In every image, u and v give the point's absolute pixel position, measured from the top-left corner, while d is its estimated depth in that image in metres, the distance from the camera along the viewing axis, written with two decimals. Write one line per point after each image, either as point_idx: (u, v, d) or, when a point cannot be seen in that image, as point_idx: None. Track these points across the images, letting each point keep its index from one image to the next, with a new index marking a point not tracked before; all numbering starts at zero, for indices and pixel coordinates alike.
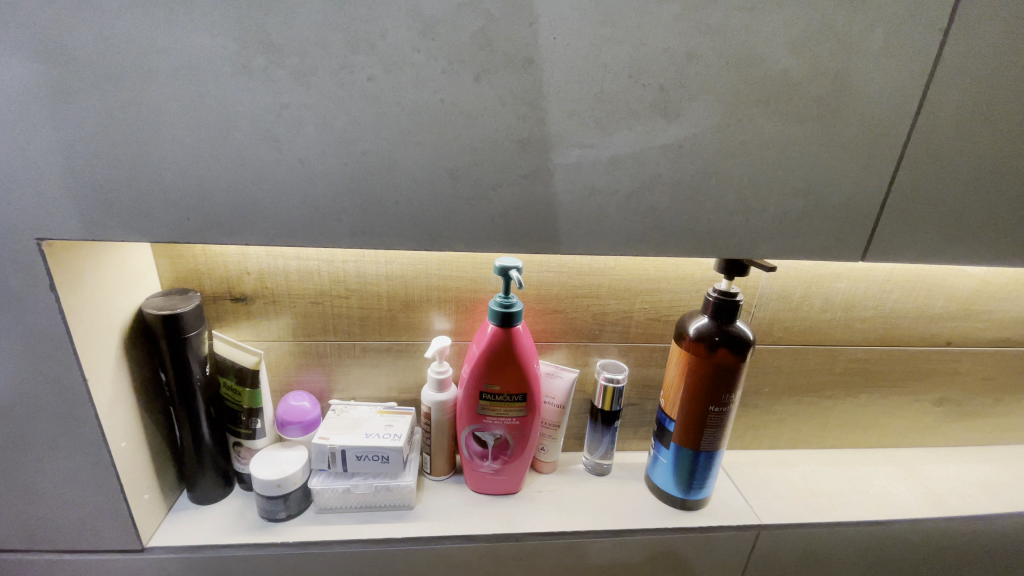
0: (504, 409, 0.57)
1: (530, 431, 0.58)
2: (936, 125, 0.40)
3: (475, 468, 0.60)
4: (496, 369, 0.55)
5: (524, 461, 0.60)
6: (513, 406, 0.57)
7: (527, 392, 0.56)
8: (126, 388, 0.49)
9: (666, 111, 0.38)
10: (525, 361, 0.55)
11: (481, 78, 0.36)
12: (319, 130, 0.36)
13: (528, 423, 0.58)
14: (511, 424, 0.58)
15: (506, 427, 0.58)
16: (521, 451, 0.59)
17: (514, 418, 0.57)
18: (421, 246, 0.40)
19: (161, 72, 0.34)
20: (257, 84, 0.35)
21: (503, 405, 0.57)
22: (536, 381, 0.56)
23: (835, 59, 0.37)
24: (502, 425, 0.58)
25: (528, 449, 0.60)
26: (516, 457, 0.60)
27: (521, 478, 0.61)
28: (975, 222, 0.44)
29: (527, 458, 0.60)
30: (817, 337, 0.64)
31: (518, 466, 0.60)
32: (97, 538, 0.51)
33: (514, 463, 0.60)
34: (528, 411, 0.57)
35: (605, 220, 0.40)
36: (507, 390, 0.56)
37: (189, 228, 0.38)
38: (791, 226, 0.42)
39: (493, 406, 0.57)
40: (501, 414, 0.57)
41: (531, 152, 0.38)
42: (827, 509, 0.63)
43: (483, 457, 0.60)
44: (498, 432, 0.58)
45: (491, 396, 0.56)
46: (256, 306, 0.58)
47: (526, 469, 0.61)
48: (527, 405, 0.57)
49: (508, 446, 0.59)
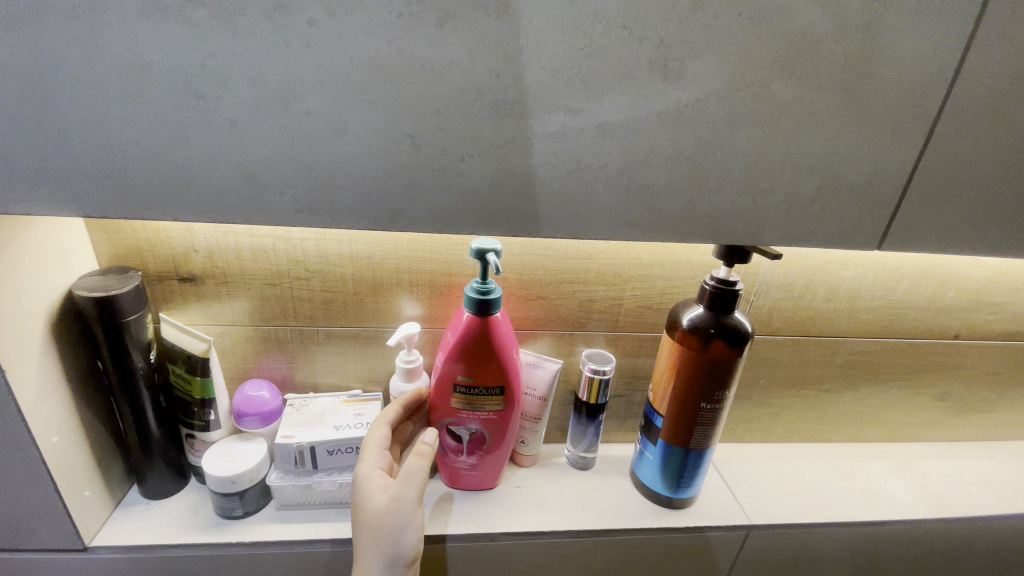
0: (481, 403, 0.52)
1: (509, 425, 0.54)
2: (976, 95, 0.35)
3: (449, 463, 0.56)
4: (471, 360, 0.50)
5: (502, 456, 0.56)
6: (490, 399, 0.52)
7: (506, 384, 0.52)
8: (56, 378, 0.44)
9: (666, 70, 0.32)
10: (503, 352, 0.50)
11: (445, 24, 0.30)
12: (252, 86, 0.30)
13: (507, 417, 0.54)
14: (488, 418, 0.53)
15: (482, 422, 0.53)
16: (499, 446, 0.55)
17: (492, 412, 0.53)
18: (379, 226, 0.35)
19: (50, 8, 0.28)
20: (173, 27, 0.29)
21: (479, 399, 0.52)
22: (515, 372, 0.52)
23: (867, 12, 0.32)
24: (477, 419, 0.53)
25: (507, 444, 0.56)
26: (494, 452, 0.56)
27: (499, 473, 0.58)
28: (1008, 208, 0.39)
29: (506, 453, 0.56)
30: (818, 328, 0.60)
31: (496, 461, 0.56)
32: (33, 538, 0.47)
33: (491, 458, 0.56)
34: (507, 405, 0.53)
35: (591, 199, 0.35)
36: (483, 383, 0.51)
37: (107, 202, 0.33)
38: (804, 209, 0.37)
39: (468, 400, 0.52)
40: (477, 408, 0.53)
41: (506, 117, 0.32)
42: (821, 508, 0.60)
43: (458, 452, 0.56)
44: (473, 427, 0.54)
45: (466, 389, 0.51)
46: (208, 287, 0.52)
47: (505, 464, 0.57)
48: (505, 398, 0.52)
49: (485, 441, 0.55)
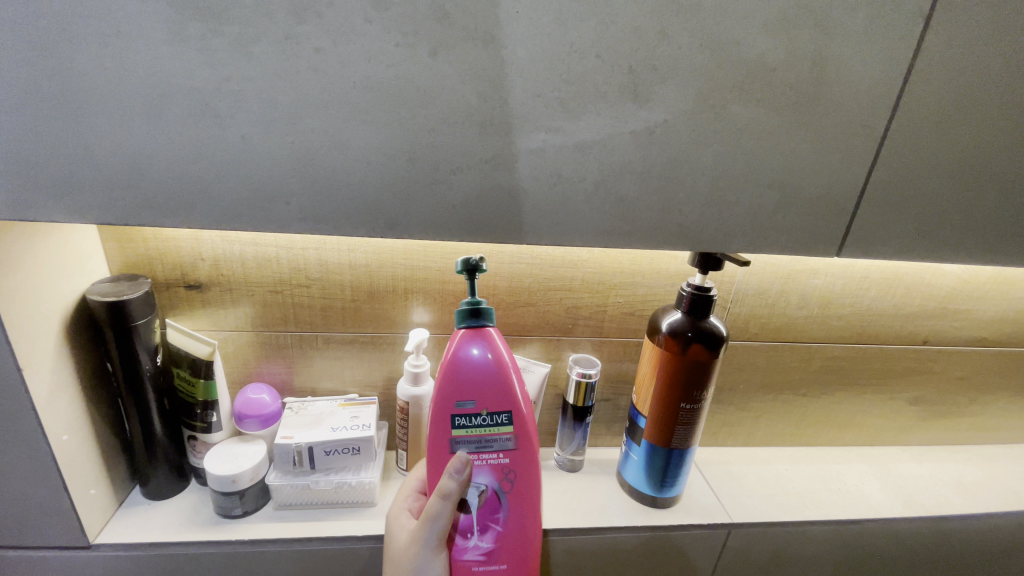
0: (487, 439, 0.47)
1: (526, 476, 0.47)
2: (917, 116, 0.39)
3: (456, 557, 0.47)
4: (471, 379, 0.46)
5: (521, 531, 0.48)
6: (497, 432, 0.47)
7: (511, 411, 0.46)
8: (67, 378, 0.46)
9: (636, 93, 0.36)
10: (500, 370, 0.46)
11: (438, 53, 0.33)
12: (263, 106, 0.34)
13: (522, 462, 0.47)
14: (498, 463, 0.47)
15: (493, 470, 0.47)
16: (513, 512, 0.48)
17: (502, 452, 0.47)
18: (377, 233, 0.38)
19: (86, 38, 0.31)
20: (194, 54, 0.32)
21: (484, 433, 0.46)
22: (519, 396, 0.47)
23: (813, 43, 0.36)
24: (487, 468, 0.47)
25: (523, 509, 0.48)
26: (510, 523, 0.48)
27: (523, 562, 0.49)
28: (954, 219, 0.43)
29: (526, 525, 0.48)
30: (793, 333, 0.63)
31: (517, 526, 0.48)
32: (39, 535, 0.49)
33: (507, 533, 0.48)
34: (520, 442, 0.47)
35: (571, 209, 0.38)
36: (487, 409, 0.46)
37: (126, 211, 0.36)
38: (766, 219, 0.41)
39: (472, 438, 0.46)
40: (483, 449, 0.47)
41: (493, 135, 0.36)
42: (800, 508, 0.62)
43: (467, 532, 0.47)
44: (483, 481, 0.47)
45: (467, 420, 0.46)
46: (212, 294, 0.55)
47: (529, 541, 0.49)
48: (515, 431, 0.47)
49: (499, 504, 0.47)
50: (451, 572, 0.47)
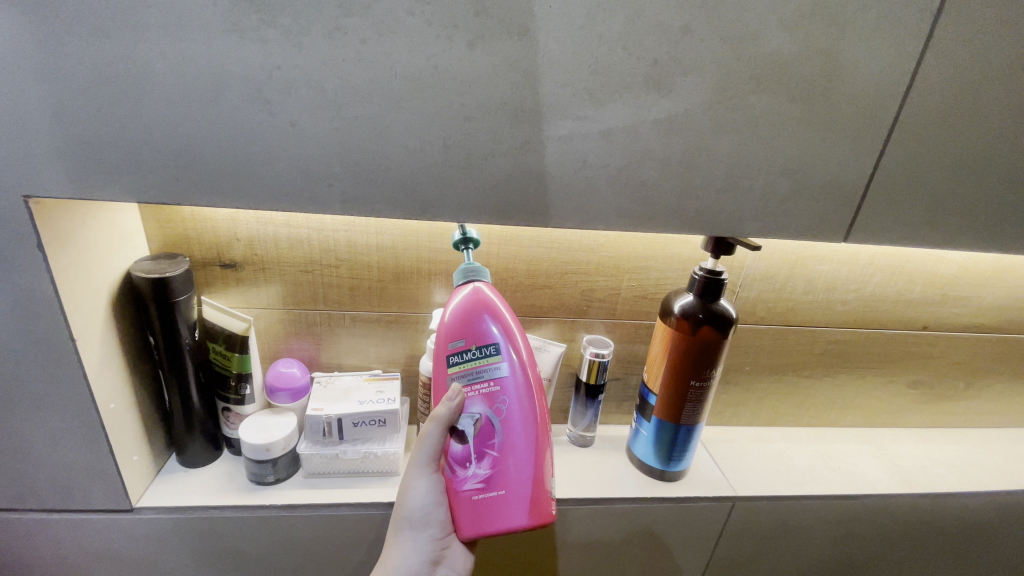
0: (480, 370, 0.49)
1: (519, 402, 0.48)
2: (923, 108, 0.41)
3: (459, 488, 0.49)
4: (460, 319, 0.50)
5: (518, 460, 0.48)
6: (487, 363, 0.49)
7: (498, 341, 0.49)
8: (113, 349, 0.49)
9: (659, 84, 0.38)
10: (486, 307, 0.50)
11: (475, 44, 0.35)
12: (311, 93, 0.36)
13: (513, 389, 0.48)
14: (491, 392, 0.48)
15: (485, 399, 0.48)
16: (509, 440, 0.48)
17: (493, 381, 0.49)
18: (413, 215, 0.40)
19: (148, 26, 0.34)
20: (248, 44, 0.34)
21: (476, 365, 0.49)
22: (508, 328, 0.49)
23: (827, 39, 0.38)
24: (480, 398, 0.49)
25: (519, 438, 0.48)
26: (506, 451, 0.48)
27: (527, 493, 0.48)
28: (956, 207, 0.45)
29: (523, 453, 0.48)
30: (798, 317, 0.66)
31: (516, 454, 0.48)
32: (85, 498, 0.51)
33: (504, 462, 0.48)
34: (509, 369, 0.48)
35: (594, 193, 0.41)
36: (475, 344, 0.50)
37: (179, 190, 0.38)
38: (777, 205, 0.43)
39: (464, 371, 0.49)
40: (476, 380, 0.49)
41: (524, 123, 0.38)
42: (800, 482, 0.66)
43: (467, 462, 0.49)
44: (477, 410, 0.48)
45: (459, 356, 0.50)
46: (247, 273, 0.58)
47: (530, 471, 0.48)
48: (505, 361, 0.49)
49: (494, 432, 0.48)
50: (456, 500, 0.49)
